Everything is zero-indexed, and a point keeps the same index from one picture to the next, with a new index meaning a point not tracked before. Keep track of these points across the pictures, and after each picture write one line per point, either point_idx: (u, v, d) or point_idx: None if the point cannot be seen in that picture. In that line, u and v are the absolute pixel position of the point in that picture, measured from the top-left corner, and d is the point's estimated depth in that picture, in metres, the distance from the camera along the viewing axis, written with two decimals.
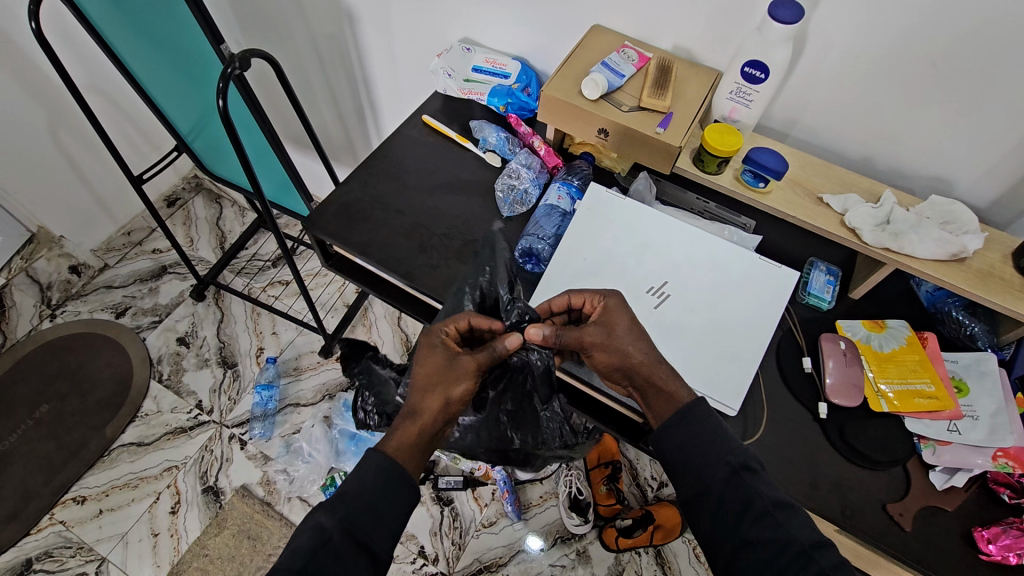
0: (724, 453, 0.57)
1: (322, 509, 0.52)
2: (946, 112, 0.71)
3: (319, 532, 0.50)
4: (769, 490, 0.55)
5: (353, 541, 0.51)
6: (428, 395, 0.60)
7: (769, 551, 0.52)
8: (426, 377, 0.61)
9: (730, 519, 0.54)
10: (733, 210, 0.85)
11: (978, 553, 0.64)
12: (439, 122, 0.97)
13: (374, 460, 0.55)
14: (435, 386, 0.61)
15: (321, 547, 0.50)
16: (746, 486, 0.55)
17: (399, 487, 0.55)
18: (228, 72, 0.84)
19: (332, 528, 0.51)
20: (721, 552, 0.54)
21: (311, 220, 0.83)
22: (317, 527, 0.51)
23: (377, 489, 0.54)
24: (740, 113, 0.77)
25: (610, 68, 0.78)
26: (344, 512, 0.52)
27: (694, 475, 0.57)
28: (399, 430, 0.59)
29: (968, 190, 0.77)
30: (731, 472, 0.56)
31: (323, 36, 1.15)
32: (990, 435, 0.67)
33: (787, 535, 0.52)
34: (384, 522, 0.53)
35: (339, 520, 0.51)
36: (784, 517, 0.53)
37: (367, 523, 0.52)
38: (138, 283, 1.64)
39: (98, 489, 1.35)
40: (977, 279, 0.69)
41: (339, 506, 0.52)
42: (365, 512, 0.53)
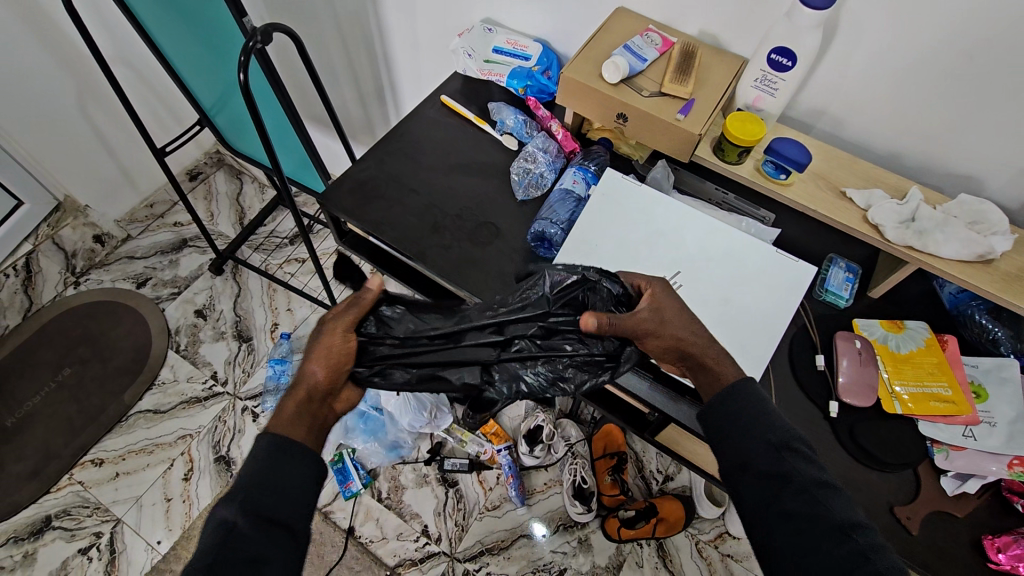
0: (764, 431, 0.55)
1: (222, 504, 0.51)
2: (979, 105, 0.68)
3: (224, 526, 0.49)
4: (809, 468, 0.53)
5: (261, 521, 0.50)
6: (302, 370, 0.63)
7: (802, 526, 0.50)
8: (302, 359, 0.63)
9: (769, 490, 0.53)
10: (753, 202, 0.83)
11: (987, 561, 0.63)
12: (458, 102, 0.96)
13: (264, 447, 0.54)
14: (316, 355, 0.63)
15: (226, 537, 0.48)
16: (787, 464, 0.53)
17: (294, 460, 0.54)
18: (250, 46, 0.84)
19: (235, 519, 0.49)
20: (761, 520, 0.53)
21: (328, 196, 0.84)
22: (220, 521, 0.50)
23: (270, 467, 0.53)
24: (764, 102, 0.75)
25: (632, 52, 0.76)
26: (243, 499, 0.51)
27: (736, 445, 0.56)
28: (279, 414, 0.58)
29: (1000, 190, 0.74)
30: (772, 449, 0.54)
31: (346, 14, 1.15)
32: (1005, 442, 0.65)
33: (822, 509, 0.51)
34: (291, 497, 0.53)
35: (239, 509, 0.50)
36: (822, 492, 0.52)
37: (269, 501, 0.51)
38: (159, 255, 1.67)
39: (115, 453, 1.39)
40: (1004, 283, 0.67)
41: (239, 495, 0.51)
42: (265, 491, 0.52)
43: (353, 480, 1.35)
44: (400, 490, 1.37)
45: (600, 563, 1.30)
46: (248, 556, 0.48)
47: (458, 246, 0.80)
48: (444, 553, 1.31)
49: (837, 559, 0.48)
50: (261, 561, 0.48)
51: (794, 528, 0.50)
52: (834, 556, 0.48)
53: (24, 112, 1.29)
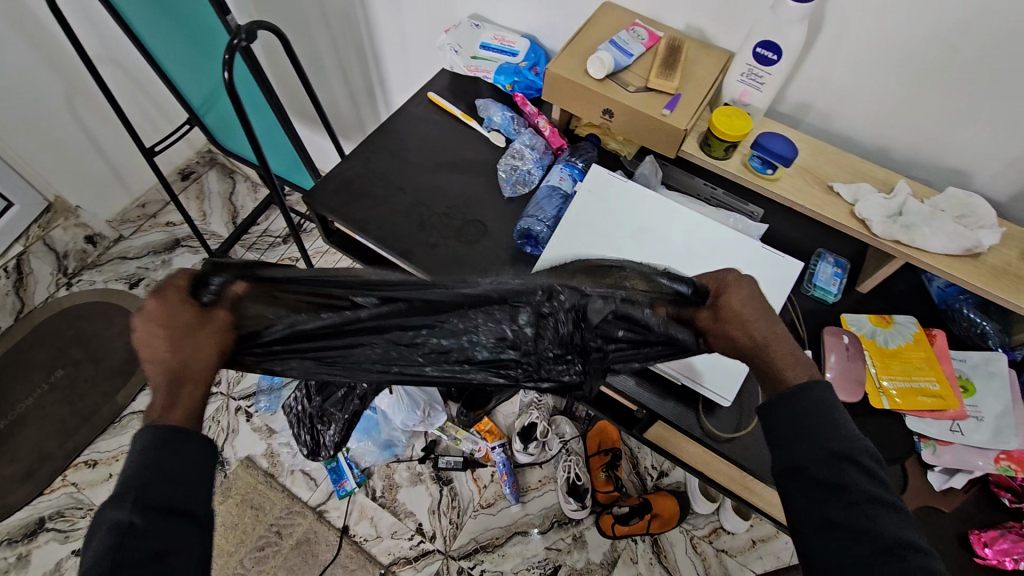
0: (823, 438, 0.46)
1: (113, 504, 0.41)
2: (966, 96, 0.67)
3: (118, 529, 0.40)
4: (868, 482, 0.44)
5: (160, 515, 0.41)
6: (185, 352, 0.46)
7: (850, 541, 0.43)
8: (175, 333, 0.45)
9: (816, 498, 0.45)
10: (741, 197, 0.83)
11: (974, 555, 0.63)
12: (445, 99, 0.95)
13: (148, 439, 0.43)
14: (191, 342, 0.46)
15: (120, 542, 0.40)
16: (845, 474, 0.45)
17: (187, 444, 0.44)
18: (233, 43, 0.83)
19: (130, 518, 0.40)
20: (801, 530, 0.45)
21: (313, 195, 0.83)
22: (111, 524, 0.40)
23: (158, 458, 0.43)
24: (751, 96, 0.75)
25: (617, 46, 0.75)
26: (136, 496, 0.41)
27: (791, 446, 0.48)
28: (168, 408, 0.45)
29: (987, 184, 0.74)
30: (832, 458, 0.45)
31: (333, 10, 1.14)
32: (993, 436, 0.65)
33: (873, 525, 0.43)
34: (196, 482, 0.44)
35: (133, 508, 0.41)
36: (874, 508, 0.43)
37: (168, 492, 0.42)
38: (152, 255, 1.66)
39: (109, 454, 1.39)
40: (991, 276, 0.67)
41: (130, 493, 0.42)
42: (159, 483, 0.42)
43: (347, 479, 1.36)
44: (394, 488, 1.37)
45: (594, 560, 1.30)
46: (155, 553, 0.40)
47: (445, 244, 0.79)
48: (439, 551, 1.31)
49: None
50: (171, 555, 0.41)
51: (840, 543, 0.43)
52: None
53: (11, 113, 1.28)
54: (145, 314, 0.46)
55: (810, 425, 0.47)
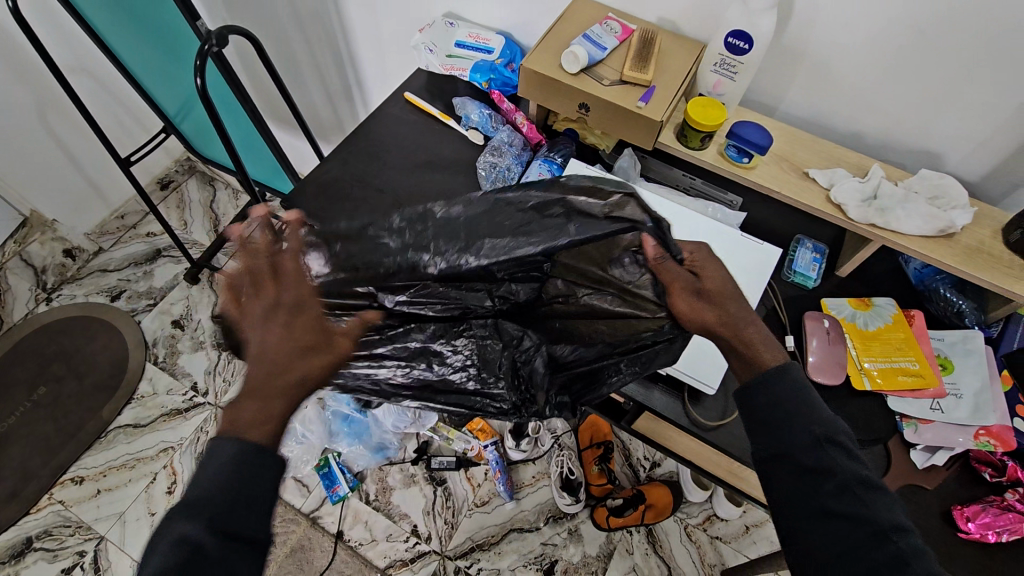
0: (808, 422, 0.47)
1: (181, 516, 0.41)
2: (934, 80, 0.68)
3: (183, 544, 0.40)
4: (854, 464, 0.46)
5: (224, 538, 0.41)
6: (310, 364, 0.50)
7: (845, 527, 0.44)
8: (301, 349, 0.49)
9: (805, 485, 0.46)
10: (720, 187, 0.83)
11: (957, 531, 0.62)
12: (422, 99, 0.95)
13: (232, 452, 0.44)
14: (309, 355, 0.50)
15: (189, 559, 0.39)
16: (832, 459, 0.46)
17: (265, 469, 0.44)
18: (205, 49, 0.82)
19: (200, 535, 0.40)
20: (786, 518, 0.46)
21: (292, 199, 0.83)
22: (179, 536, 0.40)
23: (230, 480, 0.43)
24: (724, 86, 0.75)
25: (591, 40, 0.76)
26: (211, 513, 0.42)
27: (774, 435, 0.48)
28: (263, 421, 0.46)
29: (959, 165, 0.75)
30: (816, 442, 0.47)
31: (307, 13, 1.13)
32: (972, 413, 0.65)
33: (867, 511, 0.44)
34: (260, 505, 0.43)
35: (206, 525, 0.41)
36: (868, 492, 0.45)
37: (238, 515, 0.42)
38: (133, 266, 1.64)
39: (96, 469, 1.37)
40: (964, 256, 0.68)
41: (203, 508, 0.42)
42: (230, 502, 0.42)
43: (340, 484, 1.35)
44: (388, 491, 1.37)
45: (590, 553, 1.31)
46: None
47: None
48: (434, 551, 1.31)
49: (876, 565, 0.42)
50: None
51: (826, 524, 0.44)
52: (876, 563, 0.42)
53: None
54: (283, 324, 0.50)
55: (793, 410, 0.48)
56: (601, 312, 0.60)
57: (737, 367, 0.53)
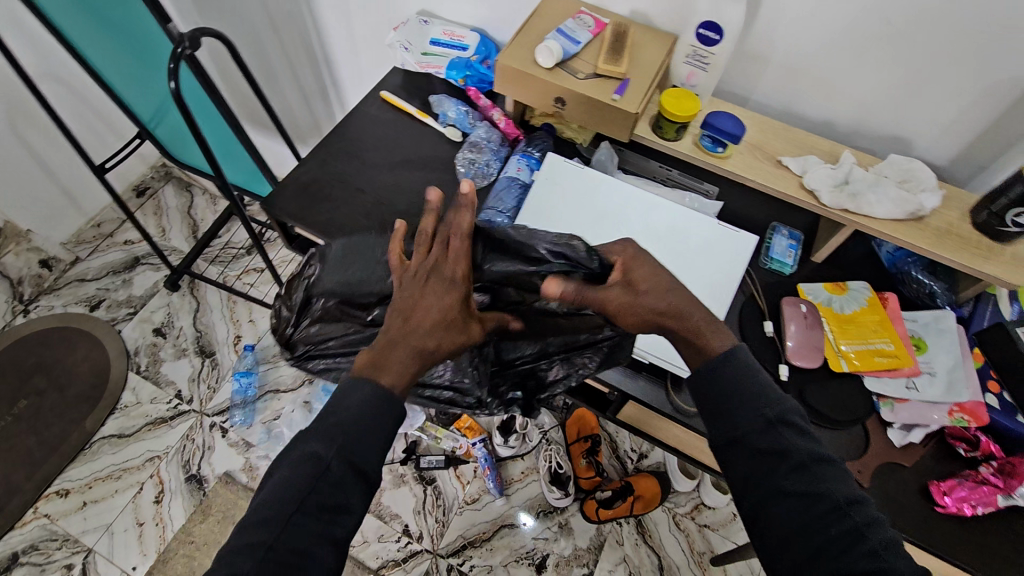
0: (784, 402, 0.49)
1: (309, 437, 0.47)
2: (900, 66, 0.70)
3: (316, 462, 0.45)
4: (804, 441, 0.47)
5: (350, 467, 0.46)
6: (441, 339, 0.50)
7: (799, 499, 0.45)
8: (441, 322, 0.51)
9: (774, 461, 0.47)
10: (697, 177, 0.84)
11: (934, 505, 0.64)
12: (398, 97, 0.95)
13: (367, 396, 0.47)
14: (446, 329, 0.51)
15: (319, 476, 0.45)
16: (782, 437, 0.47)
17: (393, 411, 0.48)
18: (178, 52, 0.81)
19: (329, 457, 0.46)
20: (750, 498, 0.47)
21: (270, 201, 0.82)
22: (307, 456, 0.46)
23: (365, 416, 0.47)
24: (698, 77, 0.76)
25: (565, 35, 0.76)
26: (342, 442, 0.46)
27: (723, 420, 0.49)
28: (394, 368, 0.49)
29: (927, 149, 0.77)
30: (767, 424, 0.48)
31: (280, 14, 1.12)
32: (947, 390, 0.67)
33: (822, 487, 0.45)
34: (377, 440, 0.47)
35: (336, 451, 0.46)
36: (820, 467, 0.46)
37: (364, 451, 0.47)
38: (111, 275, 1.61)
39: (80, 481, 1.35)
40: (935, 238, 0.70)
41: (336, 436, 0.46)
42: (359, 437, 0.47)
43: None
44: (378, 492, 1.36)
45: (581, 545, 1.32)
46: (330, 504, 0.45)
47: None
48: (426, 550, 1.31)
49: (832, 540, 0.44)
50: (341, 508, 0.45)
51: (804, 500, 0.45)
52: (833, 531, 0.44)
53: None
54: (431, 287, 0.52)
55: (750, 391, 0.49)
56: (555, 311, 0.62)
57: (688, 357, 0.52)
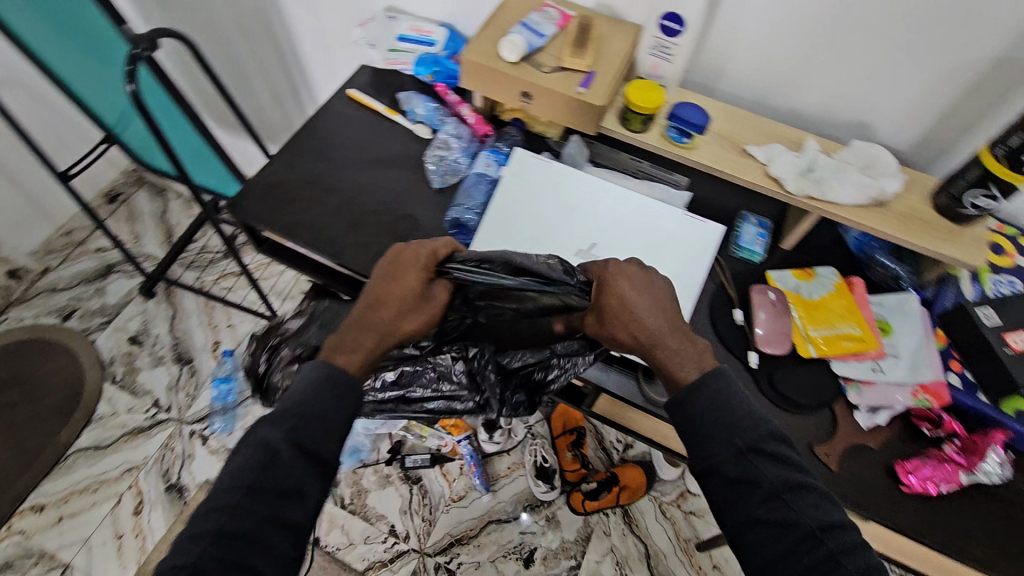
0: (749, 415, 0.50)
1: (267, 425, 0.49)
2: (860, 53, 0.71)
3: (266, 448, 0.47)
4: (777, 469, 0.48)
5: (300, 450, 0.48)
6: (407, 321, 0.58)
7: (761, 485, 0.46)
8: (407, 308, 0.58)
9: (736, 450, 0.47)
10: (667, 168, 0.85)
11: (900, 485, 0.66)
12: (366, 94, 0.93)
13: (318, 374, 0.52)
14: (409, 311, 0.59)
15: (269, 462, 0.47)
16: (754, 467, 0.48)
17: (345, 391, 0.52)
18: (135, 54, 0.79)
19: (279, 443, 0.48)
20: (733, 520, 0.48)
21: (236, 204, 0.81)
22: (263, 442, 0.48)
23: (317, 395, 0.51)
24: (662, 68, 0.77)
25: (529, 28, 0.75)
26: (291, 426, 0.49)
27: (700, 448, 0.50)
28: (350, 347, 0.55)
29: (890, 135, 0.78)
30: (737, 454, 0.49)
31: (246, 12, 1.10)
32: (910, 371, 0.68)
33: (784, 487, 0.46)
34: (331, 427, 0.50)
35: (288, 436, 0.48)
36: (793, 495, 0.47)
37: (316, 435, 0.49)
38: (83, 284, 1.58)
39: (57, 495, 1.32)
40: (897, 222, 0.71)
41: (286, 420, 0.49)
42: (313, 421, 0.50)
43: None
44: (363, 493, 1.36)
45: (568, 537, 1.32)
46: (284, 486, 0.46)
47: (377, 241, 0.79)
48: (413, 550, 1.31)
49: (805, 571, 0.44)
50: (299, 488, 0.47)
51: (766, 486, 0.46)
52: None
53: None
54: (402, 281, 0.59)
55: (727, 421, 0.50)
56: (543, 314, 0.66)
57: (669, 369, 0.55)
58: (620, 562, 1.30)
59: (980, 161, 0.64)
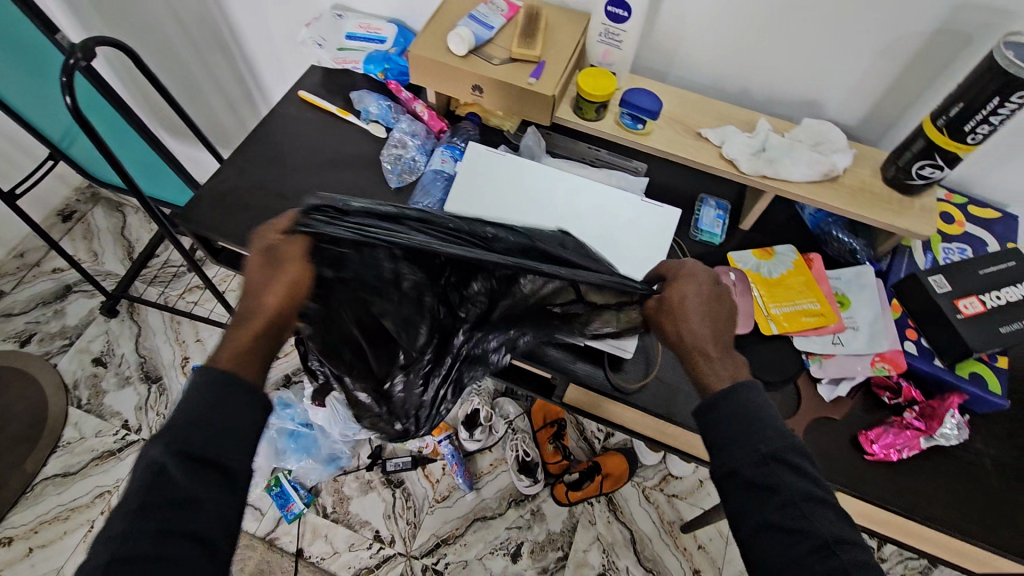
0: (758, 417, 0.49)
1: (151, 444, 0.44)
2: (804, 32, 0.71)
3: (151, 467, 0.42)
4: (743, 448, 0.47)
5: (194, 463, 0.43)
6: (270, 304, 0.53)
7: None
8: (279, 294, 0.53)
9: None
10: (625, 155, 0.85)
11: (864, 454, 0.67)
12: (318, 96, 0.91)
13: (202, 379, 0.47)
14: (268, 287, 0.53)
15: (155, 482, 0.42)
16: (775, 475, 0.46)
17: (238, 392, 0.47)
18: (70, 64, 0.76)
19: (165, 459, 0.43)
20: (738, 530, 0.46)
21: (187, 215, 0.78)
22: (148, 461, 0.43)
23: (203, 400, 0.45)
24: (613, 55, 0.76)
25: (476, 20, 0.75)
26: (175, 437, 0.44)
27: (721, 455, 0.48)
28: (232, 345, 0.51)
29: (839, 111, 0.79)
30: (761, 460, 0.46)
31: (189, 17, 1.06)
32: (869, 342, 0.69)
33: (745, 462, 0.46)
34: (237, 434, 0.46)
35: (172, 452, 0.43)
36: (811, 506, 0.45)
37: (210, 443, 0.44)
38: (41, 307, 1.53)
39: (25, 526, 1.28)
40: (849, 196, 0.72)
41: (170, 433, 0.44)
42: (203, 428, 0.44)
43: (295, 502, 1.31)
44: (345, 501, 1.34)
45: (554, 529, 1.33)
46: (177, 499, 0.42)
47: None
48: (400, 553, 1.29)
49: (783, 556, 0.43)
50: (192, 501, 0.42)
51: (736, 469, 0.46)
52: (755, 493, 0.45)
53: None
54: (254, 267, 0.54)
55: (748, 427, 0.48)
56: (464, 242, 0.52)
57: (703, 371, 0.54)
58: (607, 549, 1.31)
59: (923, 132, 0.65)
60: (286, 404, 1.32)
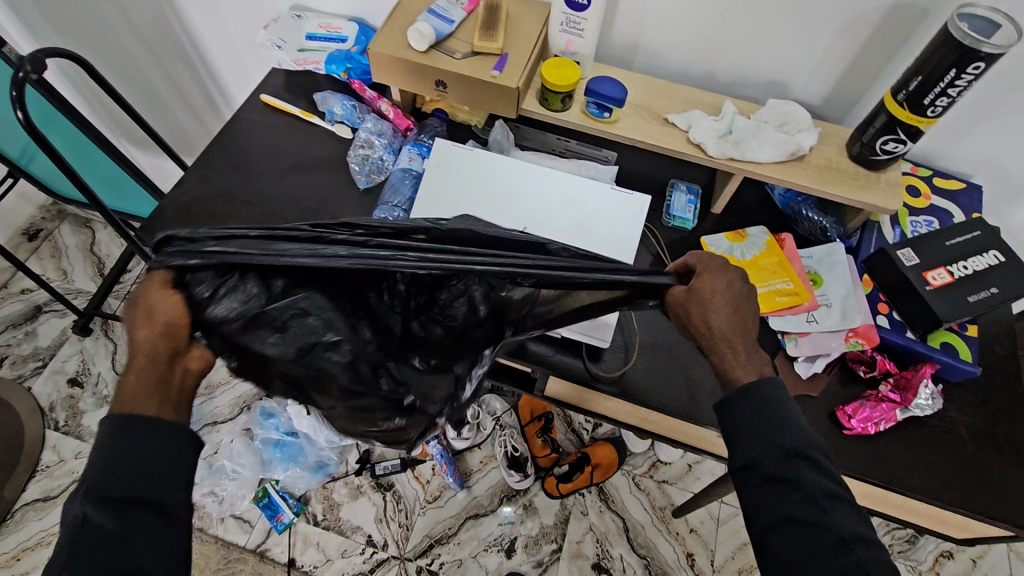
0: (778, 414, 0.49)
1: (74, 498, 0.45)
2: (764, 13, 0.71)
3: (77, 518, 0.44)
4: None
5: (117, 508, 0.44)
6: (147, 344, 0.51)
7: None
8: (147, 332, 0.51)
9: None
10: (594, 145, 0.85)
11: (842, 429, 0.68)
12: (281, 99, 0.90)
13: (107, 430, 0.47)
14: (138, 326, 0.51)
15: (82, 534, 0.43)
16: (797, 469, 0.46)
17: (143, 433, 0.48)
18: (19, 77, 0.73)
19: (89, 508, 0.44)
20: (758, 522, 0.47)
21: (151, 227, 0.77)
22: (72, 516, 0.44)
23: (111, 450, 0.46)
24: (575, 44, 0.75)
25: (437, 14, 0.73)
26: (92, 488, 0.45)
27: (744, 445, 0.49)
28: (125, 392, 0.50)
29: (803, 90, 0.79)
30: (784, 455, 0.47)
31: (145, 24, 1.03)
32: (842, 318, 0.70)
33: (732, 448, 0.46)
34: (161, 474, 0.47)
35: (92, 501, 0.44)
36: (830, 502, 0.45)
37: (130, 485, 0.45)
38: (10, 329, 1.49)
39: (7, 554, 1.25)
40: (816, 175, 0.72)
41: (89, 482, 0.45)
42: (120, 475, 0.45)
43: (283, 512, 1.29)
44: (335, 507, 1.33)
45: (547, 522, 1.33)
46: (110, 541, 0.43)
47: None
48: (393, 557, 1.29)
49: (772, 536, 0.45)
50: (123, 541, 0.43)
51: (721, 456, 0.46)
52: None
53: None
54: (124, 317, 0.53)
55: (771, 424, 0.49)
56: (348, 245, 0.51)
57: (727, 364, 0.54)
58: (600, 539, 1.32)
59: (885, 108, 0.66)
60: (270, 414, 1.30)
